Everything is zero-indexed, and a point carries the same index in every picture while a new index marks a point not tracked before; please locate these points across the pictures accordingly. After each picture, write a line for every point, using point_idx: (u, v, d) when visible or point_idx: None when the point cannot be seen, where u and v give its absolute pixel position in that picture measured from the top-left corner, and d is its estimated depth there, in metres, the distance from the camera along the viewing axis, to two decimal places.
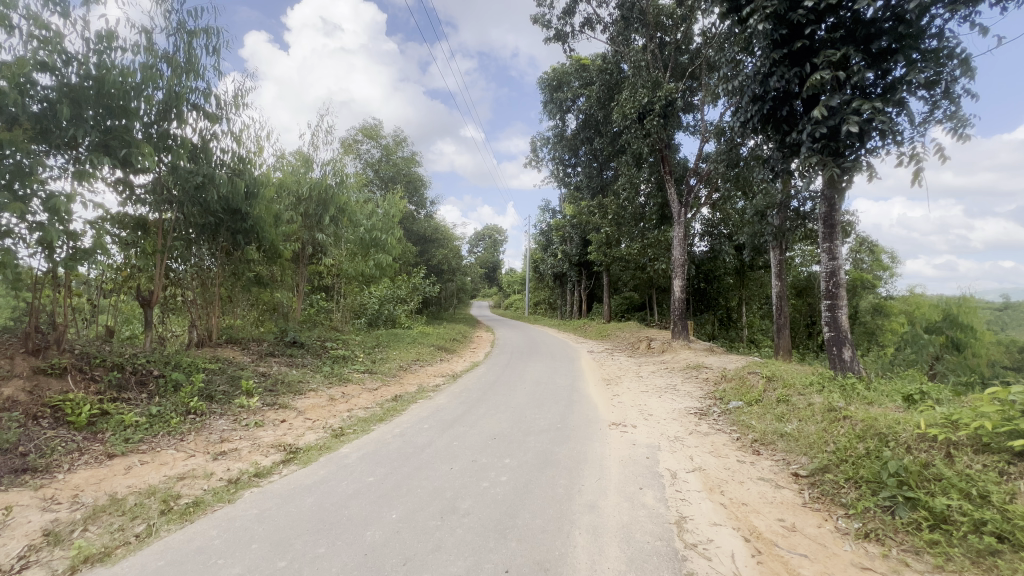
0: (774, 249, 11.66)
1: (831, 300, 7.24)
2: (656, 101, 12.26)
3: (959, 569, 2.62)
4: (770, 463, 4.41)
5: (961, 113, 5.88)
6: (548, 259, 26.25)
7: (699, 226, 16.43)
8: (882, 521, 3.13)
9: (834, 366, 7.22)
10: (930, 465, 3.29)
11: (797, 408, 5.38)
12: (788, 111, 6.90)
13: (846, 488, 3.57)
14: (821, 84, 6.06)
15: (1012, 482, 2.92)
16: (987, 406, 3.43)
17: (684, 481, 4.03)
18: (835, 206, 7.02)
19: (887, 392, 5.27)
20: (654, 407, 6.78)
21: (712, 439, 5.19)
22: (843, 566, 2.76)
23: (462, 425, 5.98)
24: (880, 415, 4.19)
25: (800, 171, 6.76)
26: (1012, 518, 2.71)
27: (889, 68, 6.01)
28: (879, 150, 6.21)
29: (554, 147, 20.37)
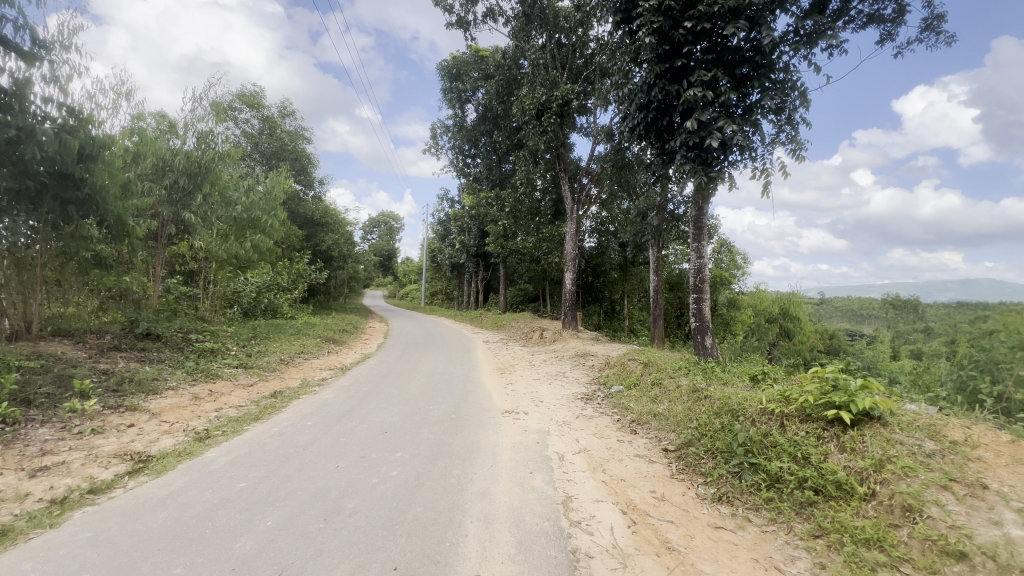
0: (653, 247, 12.79)
1: (697, 294, 8.15)
2: (554, 100, 12.68)
3: (788, 519, 3.13)
4: (645, 440, 4.85)
5: (799, 137, 6.97)
6: (446, 249, 25.99)
7: (589, 224, 17.48)
8: (731, 485, 3.61)
9: (698, 352, 8.15)
10: (769, 435, 3.85)
11: (668, 390, 6.00)
12: (668, 121, 7.57)
13: (705, 459, 4.05)
14: (695, 100, 6.74)
15: (826, 444, 3.54)
16: (810, 383, 4.10)
17: (571, 462, 4.26)
18: (703, 211, 7.89)
19: (738, 374, 6.12)
20: (545, 394, 7.09)
21: (597, 422, 5.57)
22: (701, 528, 3.13)
23: (350, 420, 5.66)
24: (732, 394, 4.83)
25: (675, 177, 7.49)
26: (825, 474, 3.28)
27: (747, 93, 6.89)
28: (738, 163, 7.11)
29: (454, 136, 20.11)
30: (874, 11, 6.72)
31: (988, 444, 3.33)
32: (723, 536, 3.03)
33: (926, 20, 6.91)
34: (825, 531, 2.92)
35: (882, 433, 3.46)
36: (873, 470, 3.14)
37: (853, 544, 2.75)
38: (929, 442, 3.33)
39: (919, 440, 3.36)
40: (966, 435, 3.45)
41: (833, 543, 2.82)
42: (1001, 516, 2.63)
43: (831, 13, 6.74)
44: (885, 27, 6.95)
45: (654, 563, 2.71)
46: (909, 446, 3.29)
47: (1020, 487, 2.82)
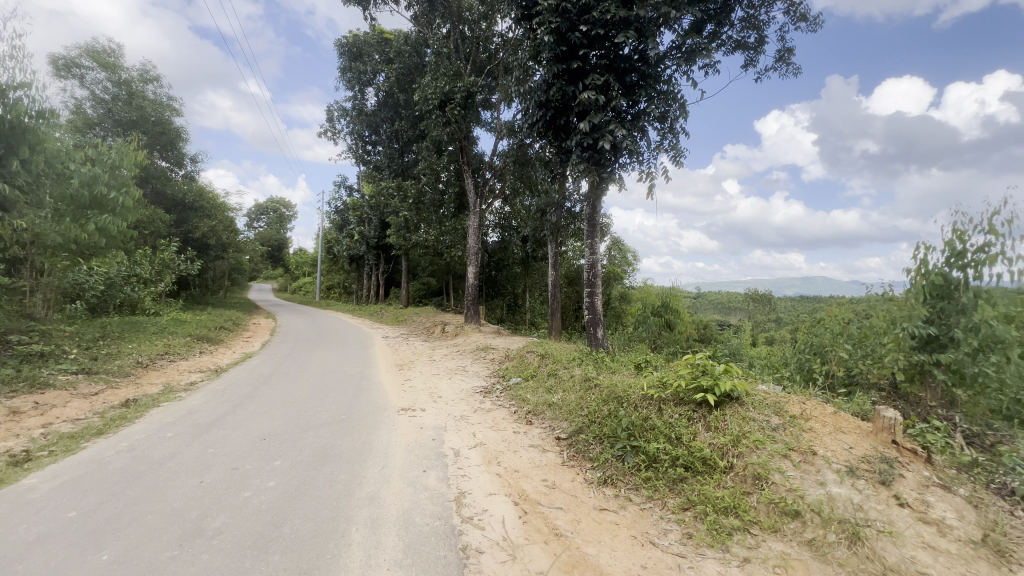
0: (552, 243, 13.20)
1: (590, 288, 8.57)
2: (457, 91, 12.51)
3: (662, 496, 3.40)
4: (539, 430, 4.99)
5: (679, 145, 7.62)
6: (344, 241, 24.53)
7: (492, 218, 17.61)
8: (615, 468, 3.84)
9: (591, 343, 8.58)
10: (648, 419, 4.14)
11: (562, 380, 6.23)
12: (565, 121, 7.85)
13: (593, 445, 4.26)
14: (589, 102, 7.04)
15: (695, 424, 3.90)
16: (685, 369, 4.49)
17: (466, 457, 4.22)
18: (596, 209, 8.31)
19: (625, 363, 6.57)
20: (443, 389, 6.98)
21: (494, 415, 5.60)
22: (588, 511, 3.28)
23: (222, 428, 5.05)
24: (618, 382, 5.15)
25: (571, 175, 7.79)
26: (693, 451, 3.61)
27: (636, 101, 7.37)
28: (627, 166, 7.59)
29: (353, 120, 18.96)
30: (741, 38, 7.56)
31: (818, 416, 3.93)
32: (607, 517, 3.20)
33: (779, 52, 7.95)
34: (693, 504, 3.21)
35: (739, 411, 3.91)
36: (731, 445, 3.53)
37: (715, 513, 3.07)
38: (775, 417, 3.83)
39: (768, 416, 3.85)
40: (802, 409, 4.03)
41: (698, 514, 3.11)
42: (824, 478, 3.11)
43: (707, 35, 7.45)
44: (749, 54, 7.87)
45: (543, 551, 2.77)
46: (759, 422, 3.75)
47: (839, 452, 3.36)
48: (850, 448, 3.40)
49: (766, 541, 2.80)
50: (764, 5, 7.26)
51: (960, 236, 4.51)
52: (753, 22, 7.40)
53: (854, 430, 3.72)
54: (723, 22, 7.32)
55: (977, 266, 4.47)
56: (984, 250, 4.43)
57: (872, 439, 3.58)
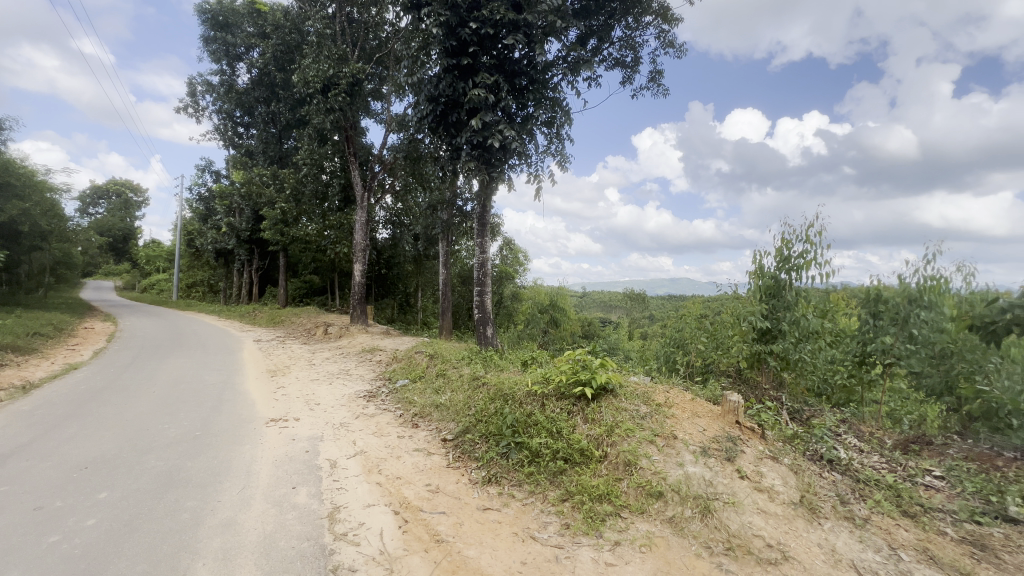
0: (444, 241, 12.95)
1: (480, 287, 8.57)
2: (342, 76, 11.70)
3: (543, 489, 3.48)
4: (425, 433, 4.83)
5: (565, 151, 7.97)
6: (208, 232, 21.61)
7: (382, 214, 16.80)
8: (500, 465, 3.85)
9: (481, 342, 8.54)
10: (532, 414, 4.22)
11: (450, 380, 6.13)
12: (456, 118, 7.76)
13: (479, 443, 4.22)
14: (479, 101, 7.04)
15: (574, 417, 4.07)
16: (566, 364, 4.66)
17: (344, 468, 3.91)
18: (487, 208, 8.34)
19: (513, 360, 6.67)
20: (322, 395, 6.43)
21: (378, 420, 5.31)
22: (471, 513, 3.23)
23: (25, 459, 4.06)
24: (505, 379, 5.20)
25: (462, 173, 7.72)
26: (572, 444, 3.76)
27: (525, 104, 7.53)
28: (516, 167, 7.72)
29: (219, 97, 16.79)
30: (619, 56, 8.15)
31: (679, 403, 4.34)
32: (490, 517, 3.19)
33: (652, 73, 8.72)
34: (571, 495, 3.34)
35: (613, 403, 4.16)
36: (606, 435, 3.74)
37: (590, 501, 3.22)
38: (644, 406, 4.15)
39: (637, 405, 4.17)
40: (667, 398, 4.42)
41: (576, 504, 3.24)
42: (683, 459, 3.45)
43: (590, 49, 7.88)
44: (627, 71, 8.51)
45: (422, 561, 2.65)
46: (630, 411, 4.04)
47: (695, 434, 3.75)
48: (703, 431, 3.82)
49: (634, 523, 3.01)
50: (639, 28, 7.89)
51: (787, 244, 5.34)
52: (630, 43, 8.02)
53: (707, 414, 4.19)
54: (605, 39, 7.81)
55: (799, 270, 5.33)
56: (804, 256, 5.31)
57: (720, 421, 4.06)
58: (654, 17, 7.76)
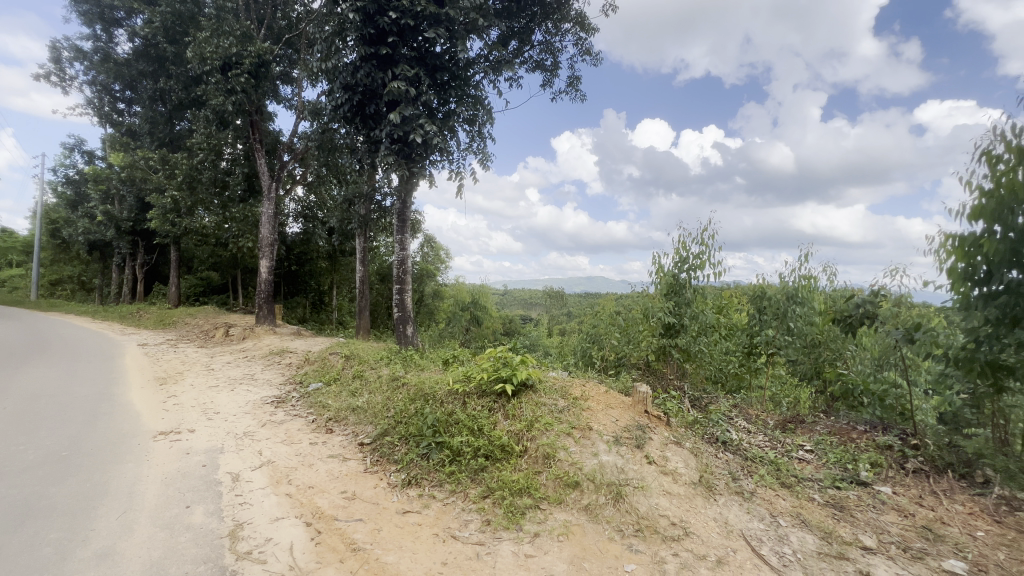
0: (361, 237, 12.39)
1: (400, 285, 8.32)
2: (246, 55, 10.74)
3: (464, 488, 3.48)
4: (341, 438, 4.60)
5: (486, 149, 7.99)
6: (79, 221, 18.75)
7: (292, 207, 15.69)
8: (420, 467, 3.78)
9: (400, 342, 8.30)
10: (453, 413, 4.20)
11: (368, 382, 5.89)
12: (374, 109, 7.47)
13: (399, 446, 4.11)
14: (399, 93, 6.83)
15: (495, 414, 4.12)
16: (487, 362, 4.68)
17: (248, 481, 3.61)
18: (407, 204, 8.13)
19: (434, 359, 6.58)
20: (222, 403, 5.86)
21: (287, 427, 4.96)
22: (390, 518, 3.14)
23: None
24: (426, 379, 5.12)
25: (381, 167, 7.45)
26: (493, 440, 3.79)
27: (446, 100, 7.43)
28: (437, 163, 7.60)
29: (93, 67, 14.61)
30: (539, 59, 8.34)
31: (594, 396, 4.56)
32: (410, 520, 3.12)
33: (570, 78, 9.02)
34: (492, 491, 3.37)
35: (533, 398, 4.27)
36: (526, 430, 3.82)
37: (511, 496, 3.27)
38: (561, 400, 4.31)
39: (556, 400, 4.31)
40: (583, 391, 4.62)
41: (498, 499, 3.28)
42: (598, 449, 3.63)
43: (511, 50, 7.98)
44: (547, 74, 8.72)
45: (337, 572, 2.53)
46: (549, 406, 4.17)
47: (609, 425, 3.96)
48: (616, 421, 4.04)
49: (552, 514, 3.11)
50: (558, 34, 8.13)
51: (683, 247, 5.82)
52: (549, 48, 8.23)
53: (619, 405, 4.44)
54: (525, 42, 7.94)
55: (694, 270, 5.83)
56: (698, 257, 5.84)
57: (631, 411, 4.33)
58: (572, 24, 8.04)
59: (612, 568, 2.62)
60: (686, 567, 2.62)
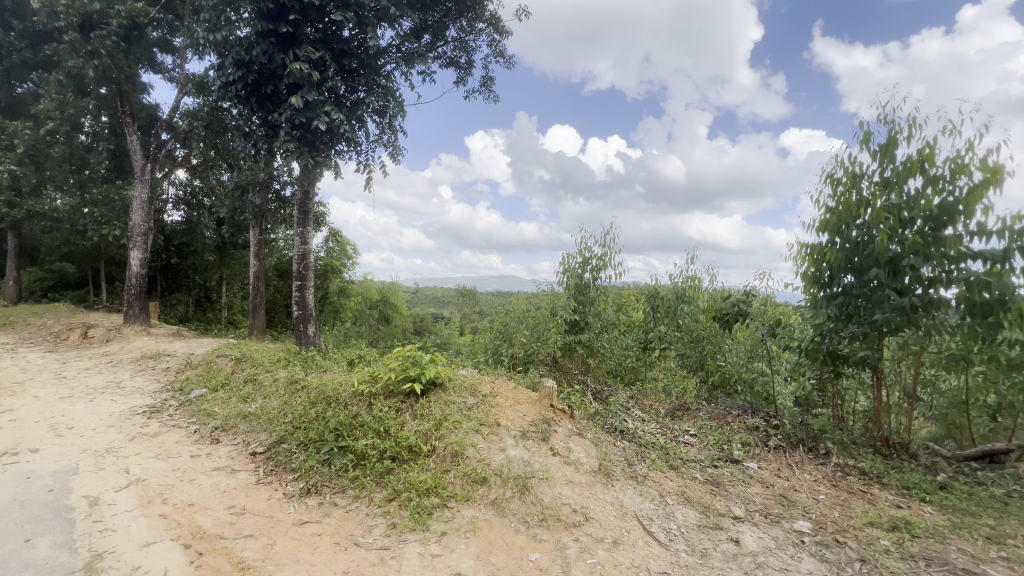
0: (255, 228, 11.36)
1: (300, 282, 7.75)
2: (113, 15, 9.30)
3: (369, 492, 3.35)
4: (229, 448, 4.19)
5: (397, 143, 7.75)
6: None
7: (172, 191, 13.92)
8: (320, 474, 3.57)
9: (301, 342, 7.75)
10: (358, 416, 4.02)
11: (262, 386, 5.42)
12: (272, 90, 6.91)
13: (297, 453, 3.85)
14: (301, 76, 6.37)
15: (403, 415, 4.02)
16: (394, 361, 4.55)
17: (110, 504, 3.14)
18: (309, 195, 7.62)
19: (337, 360, 6.25)
20: (76, 417, 5.02)
21: (162, 440, 4.39)
22: (285, 531, 2.93)
23: None
24: (328, 381, 4.84)
25: (279, 153, 6.88)
26: (400, 441, 3.70)
27: (355, 88, 7.08)
28: (344, 153, 7.21)
29: None
30: (453, 56, 8.27)
31: (502, 392, 4.65)
32: (308, 530, 2.94)
33: (484, 78, 9.07)
34: (398, 493, 3.29)
35: (442, 397, 4.24)
36: (434, 429, 3.79)
37: (418, 497, 3.22)
38: (471, 397, 4.33)
39: (465, 398, 4.33)
40: (492, 388, 4.68)
41: (404, 501, 3.21)
42: (505, 444, 3.71)
43: (424, 44, 7.81)
44: (460, 72, 8.68)
45: None
46: (458, 404, 4.16)
47: (516, 420, 4.07)
48: (523, 416, 4.16)
49: (460, 511, 3.11)
50: (473, 33, 8.14)
51: (588, 249, 6.15)
52: (463, 45, 8.20)
53: (526, 400, 4.57)
54: (439, 36, 7.82)
55: (598, 270, 6.19)
56: (602, 258, 6.20)
57: (538, 406, 4.49)
58: (486, 25, 8.09)
59: (517, 559, 2.70)
60: (586, 551, 2.78)
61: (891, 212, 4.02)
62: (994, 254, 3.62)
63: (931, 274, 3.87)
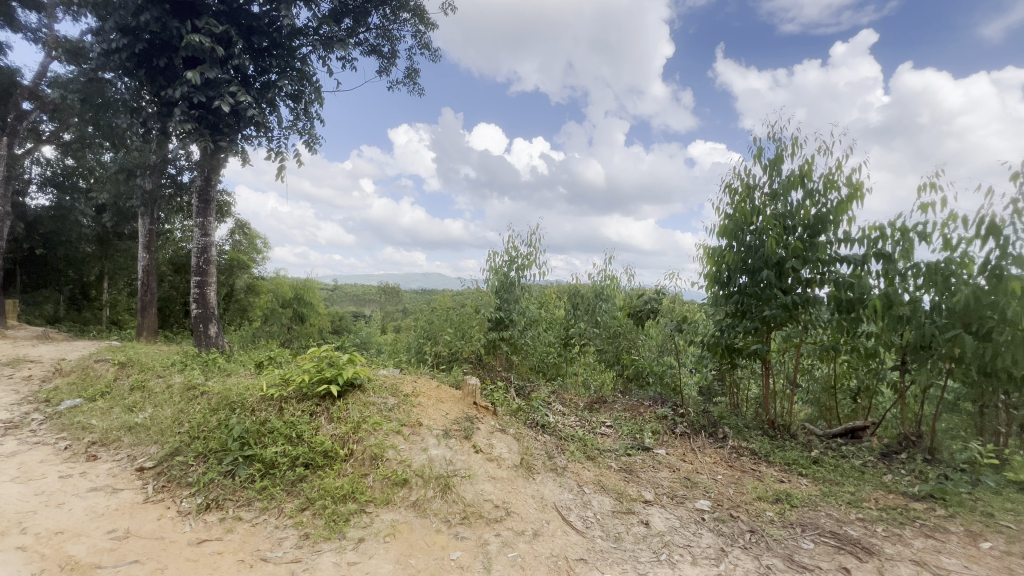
0: (145, 217, 10.12)
1: (200, 277, 7.03)
2: None
3: (279, 502, 3.14)
4: (109, 465, 3.70)
5: (314, 131, 7.30)
6: None
7: (36, 171, 11.97)
8: (222, 487, 3.27)
9: (200, 344, 7.02)
10: (266, 422, 3.73)
11: (152, 394, 4.84)
12: (167, 63, 6.20)
13: (194, 466, 3.49)
14: (201, 51, 5.78)
15: (317, 419, 3.81)
16: (308, 363, 4.28)
17: None
18: (211, 182, 6.94)
19: (244, 363, 5.76)
20: None
21: (22, 460, 3.76)
22: (179, 551, 2.65)
23: None
24: (233, 385, 4.45)
25: (174, 134, 6.19)
26: (314, 447, 3.50)
27: (266, 69, 6.57)
28: (252, 139, 6.66)
29: None
30: (375, 44, 7.95)
31: (425, 391, 4.57)
32: (206, 550, 2.69)
33: (408, 70, 8.82)
34: (311, 502, 3.11)
35: (361, 398, 4.07)
36: (352, 433, 3.63)
37: (333, 504, 3.07)
38: (392, 398, 4.21)
39: (385, 398, 4.19)
40: (414, 388, 4.58)
41: (317, 510, 3.04)
42: (427, 444, 3.65)
43: (344, 28, 7.42)
44: (383, 61, 8.38)
45: None
46: (378, 405, 4.02)
47: (439, 420, 4.02)
48: (446, 415, 4.13)
49: (379, 516, 3.01)
50: (396, 22, 7.88)
51: (513, 247, 6.23)
52: (386, 34, 7.92)
53: (450, 399, 4.54)
54: (360, 22, 7.48)
55: (522, 268, 6.30)
56: (526, 257, 6.32)
57: (461, 404, 4.47)
58: (410, 15, 7.88)
59: (438, 559, 2.67)
60: (507, 545, 2.82)
61: (778, 220, 4.52)
62: (856, 258, 4.20)
63: (808, 276, 4.40)
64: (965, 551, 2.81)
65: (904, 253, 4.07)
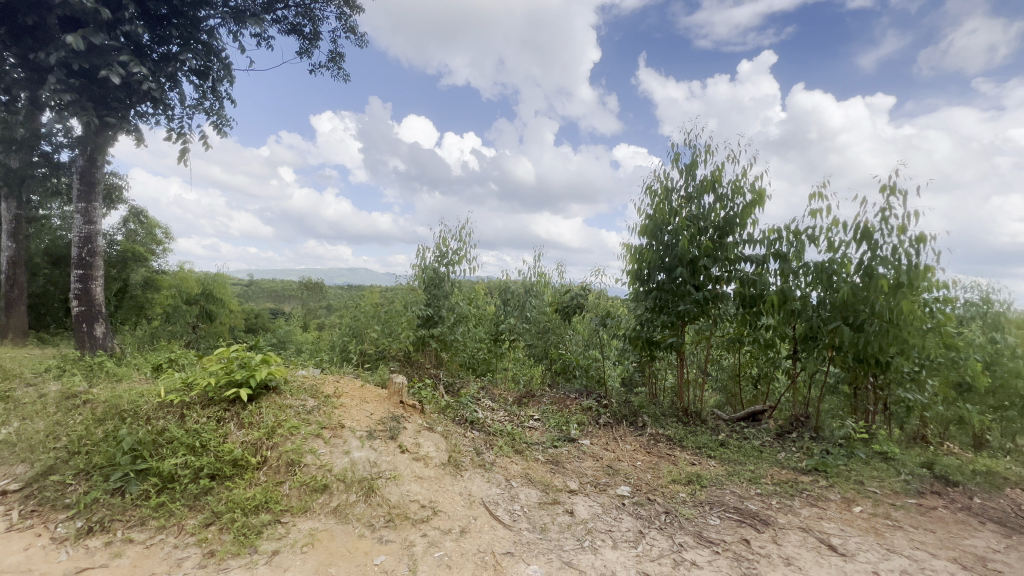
0: (10, 200, 8.68)
1: (84, 270, 6.20)
2: None
3: (179, 519, 2.85)
4: None
5: (223, 112, 6.68)
6: None
7: None
8: (109, 507, 2.90)
9: (82, 346, 6.17)
10: (164, 431, 3.36)
11: (19, 405, 4.18)
12: (37, 22, 5.35)
13: (73, 485, 3.06)
14: (82, 11, 5.05)
15: (225, 425, 3.50)
16: (215, 365, 3.92)
17: None
18: (95, 162, 6.12)
19: (138, 366, 5.15)
20: None
21: None
22: None
23: None
24: (124, 392, 3.96)
25: (48, 105, 5.38)
26: (221, 456, 3.22)
27: (165, 39, 5.89)
28: (148, 116, 5.96)
29: None
30: (295, 23, 7.43)
31: (347, 392, 4.36)
32: None
33: (332, 54, 8.36)
34: (217, 516, 2.85)
35: (276, 401, 3.80)
36: (265, 438, 3.38)
37: (243, 516, 2.83)
38: (311, 400, 3.98)
39: (304, 400, 3.95)
40: (335, 388, 4.36)
41: (224, 524, 2.79)
42: (349, 446, 3.50)
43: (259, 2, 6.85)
44: (304, 42, 7.86)
45: None
46: (296, 408, 3.78)
47: (362, 420, 3.86)
48: (370, 415, 3.98)
49: (295, 525, 2.83)
50: (319, 2, 7.42)
51: (444, 243, 6.14)
52: (308, 14, 7.43)
53: (375, 398, 4.38)
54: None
55: (452, 264, 6.22)
56: (457, 253, 6.27)
57: (387, 404, 4.33)
58: None
59: (360, 565, 2.57)
60: (433, 545, 2.77)
61: (692, 221, 4.85)
62: (757, 258, 4.62)
63: (717, 273, 4.77)
64: (841, 515, 3.21)
65: (797, 254, 4.55)
